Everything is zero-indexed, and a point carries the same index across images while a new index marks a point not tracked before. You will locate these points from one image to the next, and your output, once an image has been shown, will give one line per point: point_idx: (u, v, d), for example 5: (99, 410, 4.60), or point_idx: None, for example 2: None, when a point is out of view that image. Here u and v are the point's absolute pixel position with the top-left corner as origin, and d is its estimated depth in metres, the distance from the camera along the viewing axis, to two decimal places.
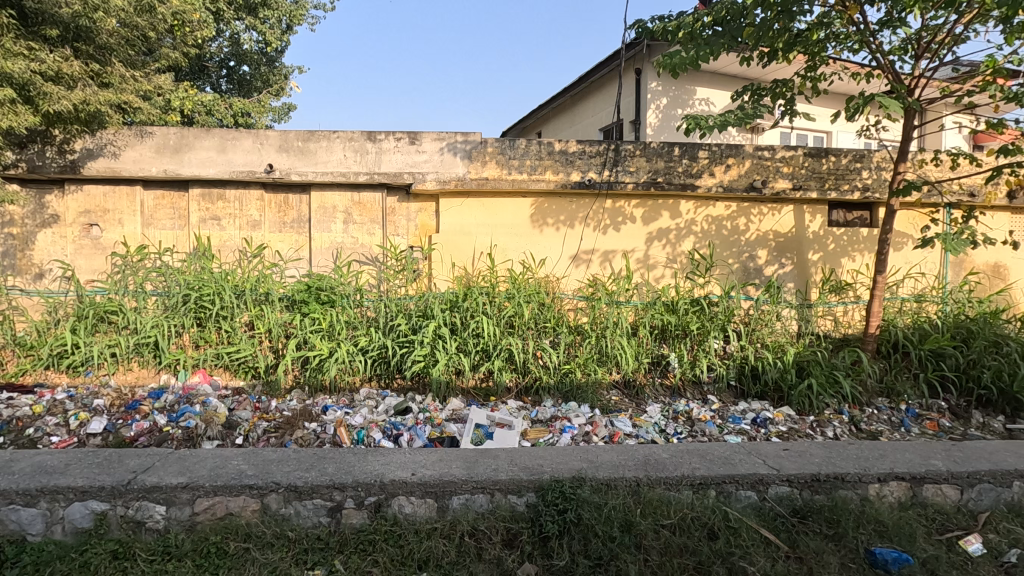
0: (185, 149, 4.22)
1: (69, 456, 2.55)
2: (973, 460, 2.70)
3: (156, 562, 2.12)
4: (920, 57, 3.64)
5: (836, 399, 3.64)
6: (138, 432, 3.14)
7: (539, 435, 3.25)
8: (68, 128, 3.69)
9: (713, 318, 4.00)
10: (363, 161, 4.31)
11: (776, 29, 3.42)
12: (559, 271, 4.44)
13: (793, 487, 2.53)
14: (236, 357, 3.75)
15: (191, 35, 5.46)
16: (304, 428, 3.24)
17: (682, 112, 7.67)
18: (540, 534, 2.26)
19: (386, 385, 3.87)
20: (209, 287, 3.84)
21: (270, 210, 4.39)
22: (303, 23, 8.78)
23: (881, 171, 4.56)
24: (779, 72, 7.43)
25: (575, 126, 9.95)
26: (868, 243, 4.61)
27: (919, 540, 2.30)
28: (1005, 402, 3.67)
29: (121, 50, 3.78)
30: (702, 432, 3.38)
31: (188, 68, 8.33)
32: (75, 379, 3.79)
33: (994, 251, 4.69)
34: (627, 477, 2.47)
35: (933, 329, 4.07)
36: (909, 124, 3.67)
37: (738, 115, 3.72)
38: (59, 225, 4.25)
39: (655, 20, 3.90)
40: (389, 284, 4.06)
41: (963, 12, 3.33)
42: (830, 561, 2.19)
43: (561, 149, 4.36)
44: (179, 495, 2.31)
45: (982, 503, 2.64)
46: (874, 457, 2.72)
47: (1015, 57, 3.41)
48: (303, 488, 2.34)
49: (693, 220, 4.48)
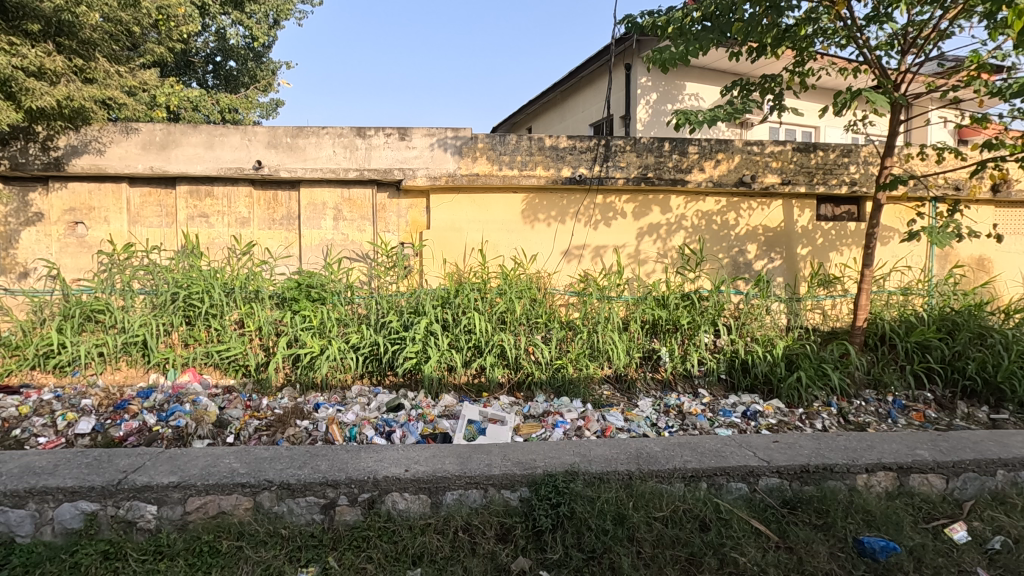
0: (171, 145, 4.15)
1: (58, 457, 2.52)
2: (959, 450, 2.75)
3: (147, 562, 2.12)
4: (906, 52, 3.67)
5: (825, 391, 3.70)
6: (127, 432, 3.11)
7: (531, 430, 3.26)
8: (51, 124, 3.63)
9: (703, 312, 4.01)
10: (353, 158, 4.25)
11: (765, 24, 3.35)
12: (551, 266, 4.44)
13: (783, 478, 2.56)
14: (226, 355, 3.73)
15: (177, 30, 5.39)
16: (296, 426, 3.22)
17: (671, 108, 7.71)
18: (533, 528, 2.28)
19: (378, 382, 3.88)
20: (198, 285, 3.82)
21: (259, 206, 4.35)
22: (290, 18, 8.72)
23: (869, 165, 4.58)
24: (767, 67, 7.43)
25: (566, 121, 9.93)
26: (856, 236, 4.64)
27: (906, 529, 2.34)
28: (989, 393, 3.74)
29: (105, 45, 3.71)
30: (693, 425, 3.42)
31: (174, 63, 8.25)
32: (63, 379, 3.76)
33: (978, 245, 4.75)
34: (620, 470, 2.48)
35: (919, 321, 4.12)
36: (896, 119, 3.69)
37: (728, 110, 3.70)
38: (44, 223, 4.19)
39: (644, 15, 3.87)
40: (381, 281, 4.11)
41: (948, 8, 3.36)
42: (819, 550, 2.22)
43: (551, 144, 4.31)
44: (171, 495, 2.30)
45: (966, 492, 2.70)
46: (862, 448, 2.76)
47: (999, 53, 3.46)
48: (297, 486, 2.33)
49: (683, 215, 4.50)
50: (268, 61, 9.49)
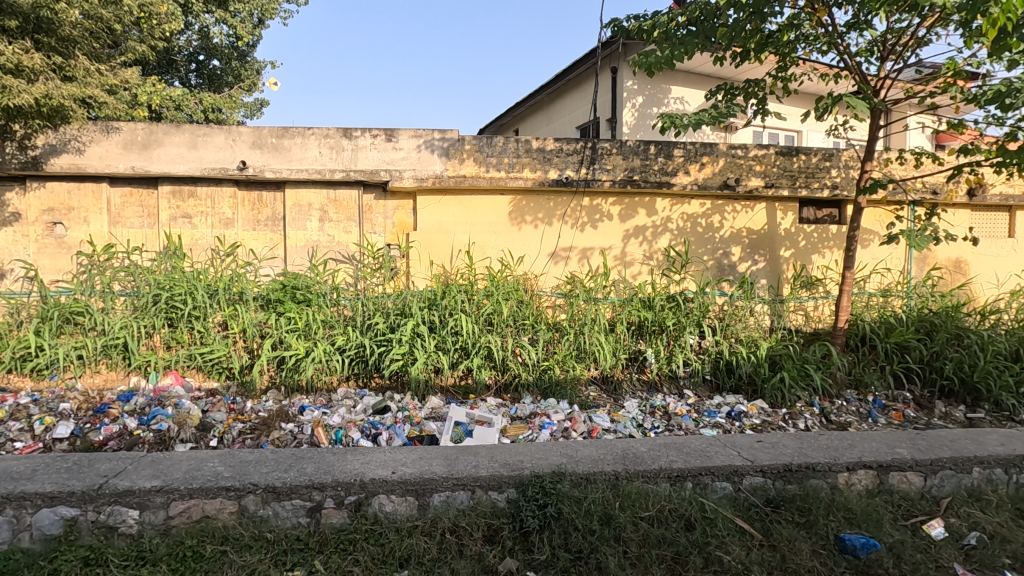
0: (154, 145, 4.09)
1: (36, 462, 2.47)
2: (936, 448, 2.81)
3: (129, 567, 2.09)
4: (885, 58, 3.75)
5: (808, 392, 3.76)
6: (107, 436, 3.05)
7: (518, 431, 3.27)
8: (29, 122, 3.56)
9: (689, 313, 4.06)
10: (339, 159, 4.23)
11: (749, 31, 3.45)
12: (538, 268, 4.47)
13: (767, 478, 2.60)
14: (209, 357, 3.68)
15: (159, 28, 5.32)
16: (281, 428, 3.20)
17: (657, 111, 7.77)
18: (520, 529, 2.29)
19: (364, 384, 3.85)
20: (181, 286, 3.77)
21: (243, 207, 4.31)
22: (275, 17, 8.65)
23: (849, 169, 4.66)
24: (753, 72, 7.54)
25: (552, 123, 9.98)
26: (838, 239, 4.72)
27: (886, 526, 2.39)
28: (966, 392, 3.81)
29: (85, 42, 3.64)
30: (678, 426, 3.46)
31: (156, 61, 8.14)
32: (40, 383, 3.68)
33: (956, 247, 4.86)
34: (606, 470, 2.50)
35: (898, 322, 4.21)
36: (876, 124, 3.75)
37: (713, 114, 3.73)
38: (21, 223, 4.11)
39: (630, 19, 3.91)
40: (367, 283, 4.07)
41: (925, 16, 3.45)
42: (802, 547, 2.25)
43: (538, 147, 4.33)
44: (153, 499, 2.27)
45: (944, 489, 2.75)
46: (843, 447, 2.81)
47: (973, 61, 3.56)
48: (282, 489, 2.31)
49: (669, 218, 4.54)
50: (251, 60, 9.39)
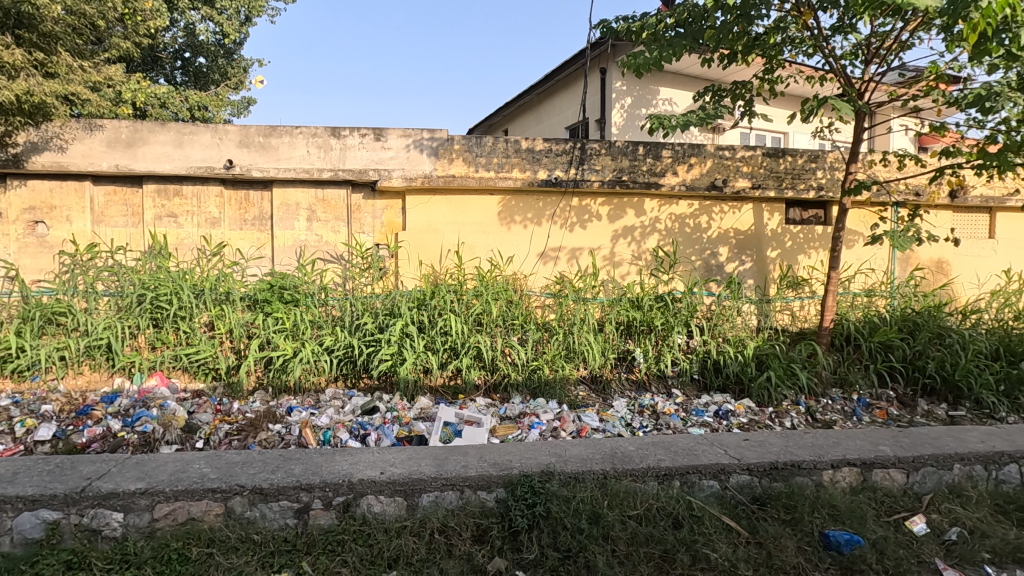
0: (138, 143, 4.04)
1: (18, 464, 2.43)
2: (919, 446, 2.86)
3: (113, 571, 2.06)
4: (870, 61, 3.80)
5: (793, 391, 3.80)
6: (91, 438, 3.01)
7: (508, 431, 3.27)
8: (10, 120, 3.47)
9: (677, 313, 4.09)
10: (326, 158, 4.20)
11: (736, 33, 3.47)
12: (527, 268, 4.47)
13: (753, 475, 2.63)
14: (196, 358, 3.64)
15: (144, 24, 5.25)
16: (269, 429, 3.18)
17: (645, 112, 7.83)
18: (509, 529, 2.29)
19: (353, 385, 3.84)
20: (166, 286, 3.73)
21: (230, 206, 4.27)
22: (262, 15, 8.58)
23: (834, 170, 4.72)
24: (740, 73, 7.61)
25: (541, 123, 10.00)
26: (823, 240, 4.78)
27: (869, 522, 2.42)
28: (948, 391, 3.87)
29: (67, 38, 3.57)
30: (666, 425, 3.48)
31: (141, 58, 8.04)
32: (21, 385, 3.61)
33: (938, 248, 4.94)
34: (595, 469, 2.51)
35: (882, 321, 4.27)
36: (860, 126, 3.80)
37: (700, 115, 3.76)
38: (2, 222, 4.03)
39: (619, 20, 3.91)
40: (355, 283, 4.04)
41: (909, 20, 3.50)
42: (787, 544, 2.28)
43: (527, 147, 4.34)
44: (138, 501, 2.24)
45: (926, 485, 2.79)
46: (828, 445, 2.85)
47: (955, 65, 3.61)
48: (269, 490, 2.30)
49: (658, 218, 4.56)
50: (237, 58, 9.30)
